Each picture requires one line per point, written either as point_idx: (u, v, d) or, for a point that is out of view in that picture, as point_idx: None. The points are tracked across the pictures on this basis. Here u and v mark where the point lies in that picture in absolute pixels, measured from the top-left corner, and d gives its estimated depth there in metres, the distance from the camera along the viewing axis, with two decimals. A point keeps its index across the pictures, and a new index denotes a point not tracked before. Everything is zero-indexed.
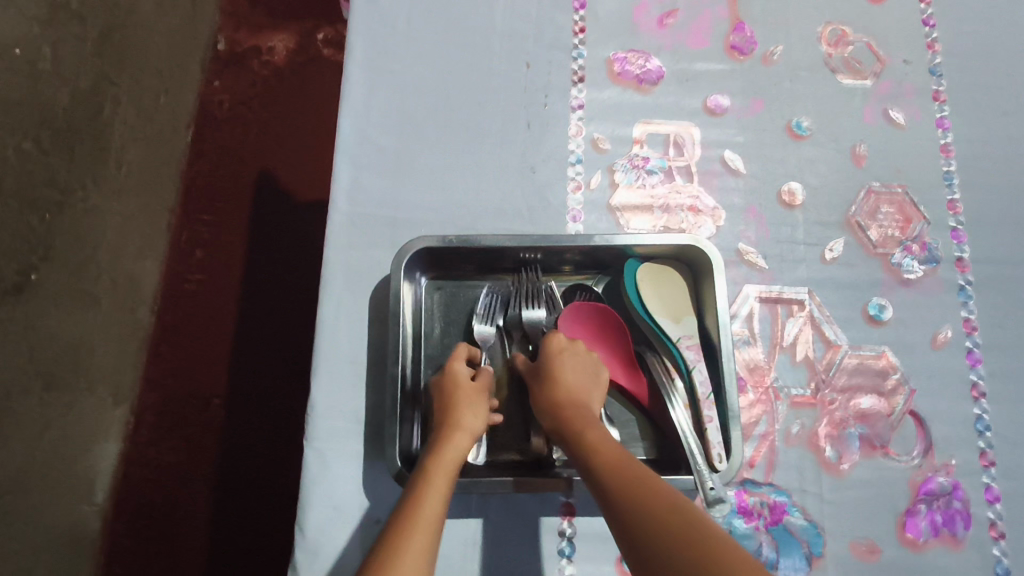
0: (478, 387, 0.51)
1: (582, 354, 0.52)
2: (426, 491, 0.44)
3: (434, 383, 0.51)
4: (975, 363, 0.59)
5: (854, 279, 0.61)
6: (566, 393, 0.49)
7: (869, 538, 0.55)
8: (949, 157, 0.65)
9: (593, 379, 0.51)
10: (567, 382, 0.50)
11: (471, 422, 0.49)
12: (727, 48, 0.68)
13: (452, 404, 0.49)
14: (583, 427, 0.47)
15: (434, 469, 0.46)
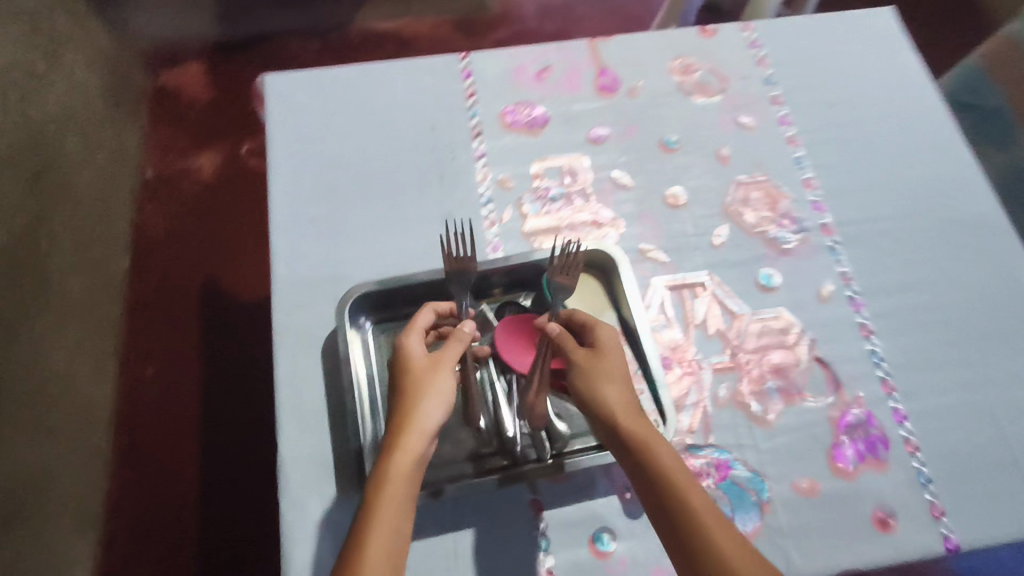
0: (437, 362, 0.53)
1: (618, 350, 0.54)
2: (387, 491, 0.46)
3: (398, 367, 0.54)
4: (858, 307, 0.69)
5: (742, 257, 0.70)
6: (603, 389, 0.52)
7: (808, 476, 0.61)
8: (797, 145, 0.77)
9: (625, 373, 0.53)
10: (607, 378, 0.52)
11: (430, 416, 0.51)
12: (597, 89, 0.80)
13: (410, 394, 0.52)
14: (629, 425, 0.50)
15: (404, 456, 0.48)
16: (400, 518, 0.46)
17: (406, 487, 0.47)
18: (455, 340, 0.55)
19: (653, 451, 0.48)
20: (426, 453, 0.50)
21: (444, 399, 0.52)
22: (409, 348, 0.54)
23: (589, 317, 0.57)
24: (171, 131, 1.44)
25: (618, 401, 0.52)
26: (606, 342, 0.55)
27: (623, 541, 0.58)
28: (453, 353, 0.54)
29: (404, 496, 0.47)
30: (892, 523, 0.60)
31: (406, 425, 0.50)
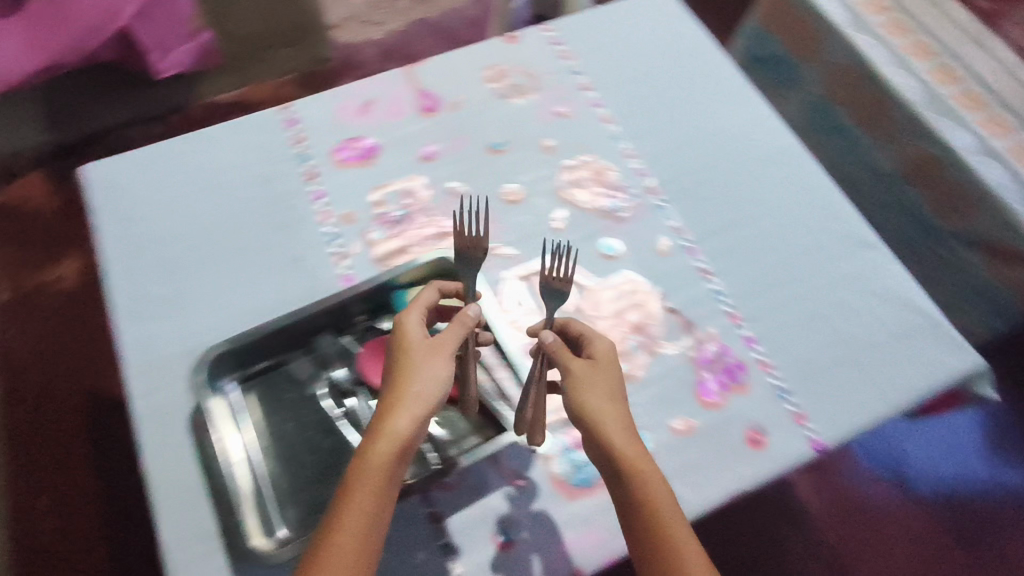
0: (434, 347, 0.54)
1: (614, 364, 0.56)
2: (365, 472, 0.49)
3: (396, 347, 0.54)
4: (694, 254, 0.74)
5: (583, 234, 0.75)
6: (603, 416, 0.52)
7: (682, 417, 0.65)
8: (611, 123, 0.83)
9: (619, 391, 0.55)
10: (607, 404, 0.53)
11: (420, 406, 0.51)
12: (420, 110, 0.83)
13: (403, 375, 0.52)
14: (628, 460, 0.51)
15: (387, 439, 0.50)
16: (370, 521, 0.48)
17: (381, 486, 0.49)
18: (458, 322, 0.55)
19: (652, 495, 0.50)
20: (413, 441, 0.51)
21: (437, 385, 0.52)
22: (409, 327, 0.55)
23: (587, 328, 0.58)
24: (18, 249, 1.36)
25: (620, 437, 0.52)
26: (604, 355, 0.56)
27: (525, 527, 0.60)
28: (453, 337, 0.54)
29: (379, 491, 0.49)
30: (764, 439, 0.64)
31: (394, 404, 0.51)
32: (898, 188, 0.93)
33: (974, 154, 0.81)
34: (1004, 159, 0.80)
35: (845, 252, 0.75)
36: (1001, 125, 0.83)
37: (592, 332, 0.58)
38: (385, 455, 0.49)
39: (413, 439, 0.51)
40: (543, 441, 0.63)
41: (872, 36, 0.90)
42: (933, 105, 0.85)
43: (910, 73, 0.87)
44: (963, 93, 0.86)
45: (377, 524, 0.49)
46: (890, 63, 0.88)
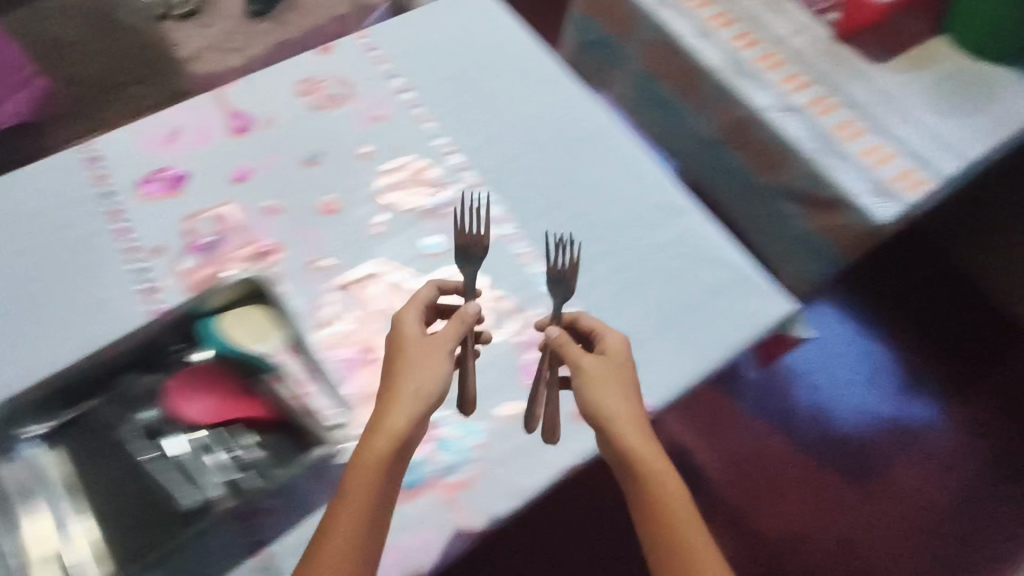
0: (432, 343, 0.54)
1: (625, 360, 0.57)
2: (363, 469, 0.48)
3: (396, 346, 0.54)
4: (516, 240, 0.74)
5: (404, 235, 0.74)
6: (618, 412, 0.53)
7: (509, 403, 0.64)
8: (428, 121, 0.83)
9: (632, 388, 0.56)
10: (623, 401, 0.54)
11: (416, 402, 0.51)
12: (231, 132, 0.81)
13: (403, 368, 0.52)
14: (640, 455, 0.52)
15: (384, 435, 0.49)
16: (364, 522, 0.48)
17: (376, 488, 0.48)
18: (457, 319, 0.56)
19: (667, 495, 0.51)
20: (410, 438, 0.50)
21: (436, 381, 0.52)
22: (409, 324, 0.55)
23: (599, 324, 0.61)
24: None
25: (634, 436, 0.53)
26: (617, 352, 0.58)
27: None
28: (453, 333, 0.55)
29: (374, 492, 0.48)
30: None
31: (391, 400, 0.51)
32: (722, 150, 0.96)
33: (778, 113, 0.85)
34: (803, 115, 0.85)
35: (661, 218, 0.77)
36: (801, 83, 0.87)
37: (603, 328, 0.60)
38: (381, 455, 0.49)
39: (410, 436, 0.50)
40: None
41: (677, 12, 0.93)
42: (736, 72, 0.88)
43: (714, 44, 0.90)
44: (766, 56, 0.89)
45: (370, 530, 0.48)
46: (694, 33, 0.91)
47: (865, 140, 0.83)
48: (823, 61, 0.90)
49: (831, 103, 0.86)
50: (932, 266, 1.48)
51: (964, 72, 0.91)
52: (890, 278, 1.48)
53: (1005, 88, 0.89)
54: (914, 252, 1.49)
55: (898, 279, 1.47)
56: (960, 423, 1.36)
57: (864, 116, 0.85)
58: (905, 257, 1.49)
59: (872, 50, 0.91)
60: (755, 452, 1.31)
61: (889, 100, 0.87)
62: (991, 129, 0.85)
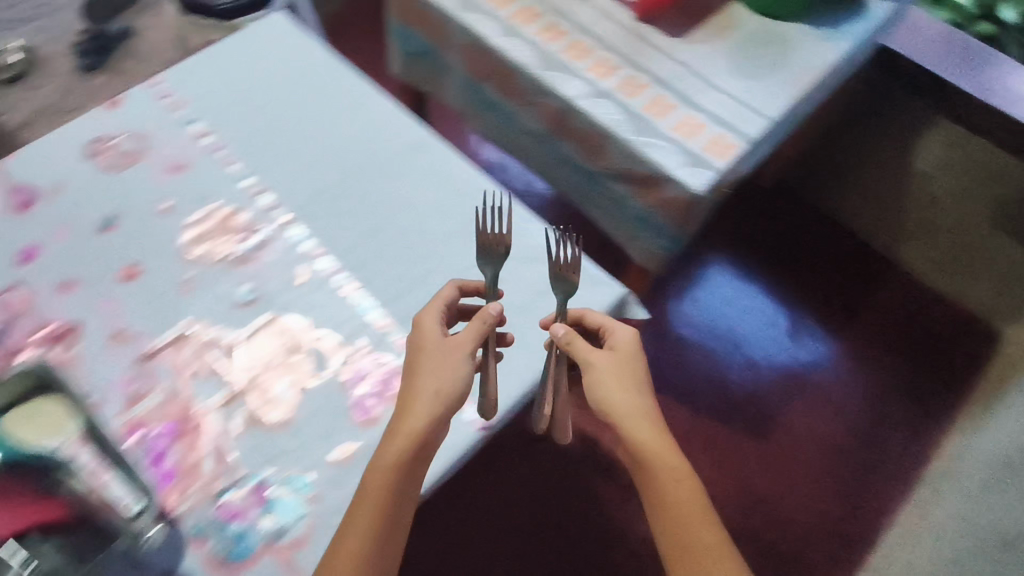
0: (450, 347, 0.60)
1: (634, 351, 0.63)
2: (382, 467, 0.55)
3: (418, 349, 0.61)
4: (335, 273, 0.71)
5: (215, 289, 0.70)
6: (628, 402, 0.59)
7: (340, 446, 0.61)
8: (233, 164, 0.79)
9: (641, 377, 0.62)
10: (629, 392, 0.61)
11: (437, 400, 0.57)
12: (13, 209, 0.74)
13: (426, 369, 0.59)
14: (645, 441, 0.59)
15: (401, 434, 0.56)
16: (379, 517, 0.54)
17: (396, 484, 0.55)
18: (478, 317, 0.61)
19: (675, 475, 0.58)
20: (429, 436, 0.57)
21: (455, 383, 0.58)
22: (429, 325, 0.61)
23: (605, 319, 0.66)
24: None
25: (643, 425, 0.59)
26: (625, 344, 0.64)
27: None
28: (474, 331, 0.60)
29: (391, 489, 0.55)
30: None
31: (410, 402, 0.57)
32: (552, 142, 0.95)
33: (589, 99, 0.86)
34: (613, 97, 0.86)
35: (484, 223, 0.76)
36: (608, 67, 0.89)
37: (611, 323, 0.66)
38: (399, 453, 0.55)
39: (431, 434, 0.57)
40: (193, 525, 0.58)
41: (482, 13, 0.93)
42: (544, 65, 0.89)
43: (520, 40, 0.91)
44: (572, 45, 0.91)
45: (392, 522, 0.55)
46: (500, 32, 0.92)
47: (674, 114, 0.85)
48: (627, 44, 0.92)
49: (640, 82, 0.88)
50: (793, 215, 1.55)
51: (757, 35, 0.95)
52: (758, 234, 1.55)
53: (796, 46, 0.94)
54: (775, 204, 1.57)
55: (767, 233, 1.55)
56: (843, 357, 1.42)
57: (671, 90, 0.88)
58: (768, 210, 1.57)
59: (670, 27, 0.94)
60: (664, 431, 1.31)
61: (693, 72, 0.90)
62: (787, 87, 0.90)
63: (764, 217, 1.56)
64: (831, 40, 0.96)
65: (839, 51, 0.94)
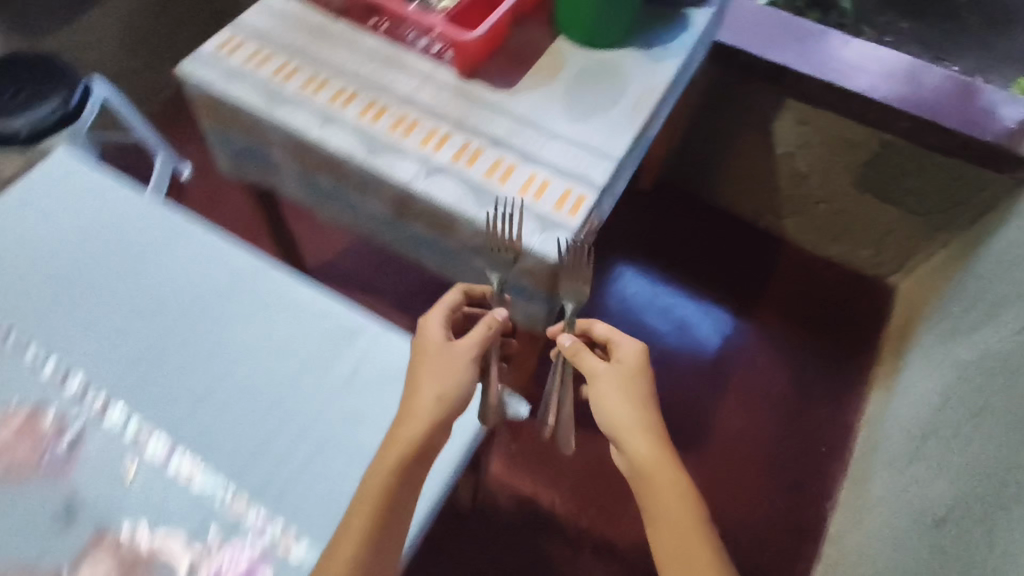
0: (453, 353, 0.67)
1: (636, 366, 0.72)
2: (384, 467, 0.60)
3: (421, 352, 0.68)
4: (168, 457, 0.65)
5: (32, 513, 0.62)
6: (626, 413, 0.68)
7: None
8: (30, 352, 0.70)
9: (642, 393, 0.71)
10: (627, 406, 0.69)
11: (439, 403, 0.63)
12: None
13: (428, 374, 0.65)
14: (641, 451, 0.66)
15: (406, 436, 0.61)
16: (378, 511, 0.59)
17: (392, 485, 0.60)
18: (484, 324, 0.70)
19: (672, 485, 0.64)
20: (428, 442, 0.62)
21: (456, 387, 0.65)
22: (435, 329, 0.69)
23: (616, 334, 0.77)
24: None
25: (645, 437, 0.67)
26: (629, 358, 0.74)
27: None
28: (479, 338, 0.69)
29: (389, 492, 0.60)
30: None
31: (412, 405, 0.64)
32: (400, 224, 0.88)
33: (425, 178, 0.80)
34: (451, 171, 0.81)
35: (334, 352, 0.71)
36: (440, 138, 0.83)
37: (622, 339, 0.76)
38: (401, 454, 0.61)
39: (429, 439, 0.62)
40: None
41: (294, 104, 0.86)
42: (370, 150, 0.82)
43: (340, 126, 0.84)
44: (398, 120, 0.85)
45: (387, 521, 0.59)
46: (314, 121, 0.84)
47: (517, 175, 0.81)
48: (456, 108, 0.87)
49: (475, 147, 0.83)
50: (681, 216, 1.59)
51: (588, 69, 0.92)
52: (653, 243, 1.56)
53: (628, 73, 0.92)
54: (664, 210, 1.60)
55: (661, 240, 1.56)
56: (753, 348, 1.43)
57: (509, 149, 0.83)
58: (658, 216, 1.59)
59: (496, 78, 0.90)
60: (596, 469, 1.25)
61: (529, 124, 0.85)
62: (626, 119, 0.87)
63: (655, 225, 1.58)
64: (661, 58, 0.94)
65: (670, 71, 0.93)
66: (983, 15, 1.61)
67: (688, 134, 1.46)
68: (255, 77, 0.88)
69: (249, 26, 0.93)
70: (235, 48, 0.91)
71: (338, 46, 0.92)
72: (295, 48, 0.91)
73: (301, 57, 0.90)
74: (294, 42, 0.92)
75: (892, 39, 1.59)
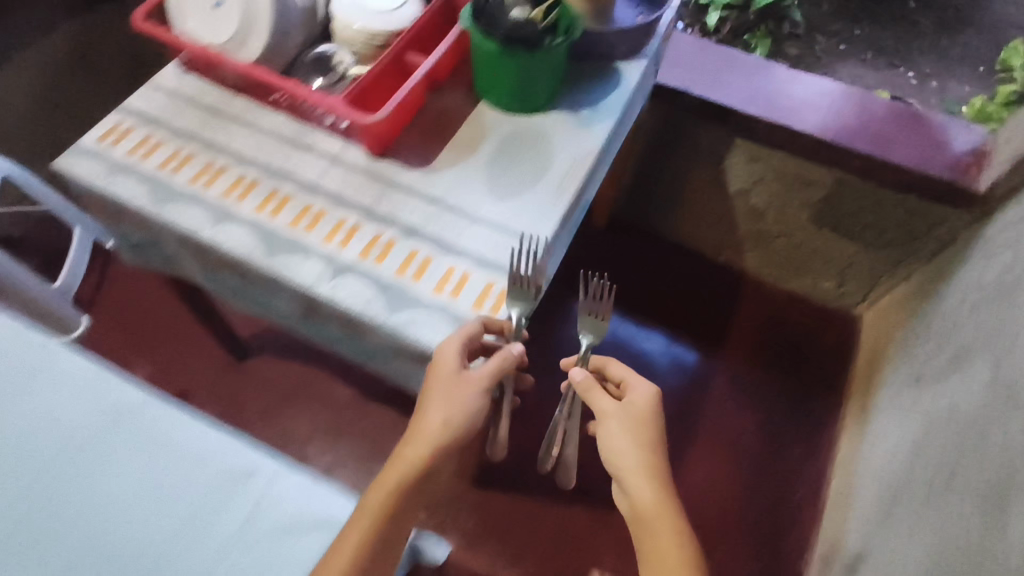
0: (466, 382, 0.68)
1: (644, 408, 0.77)
2: (386, 490, 0.66)
3: (433, 378, 0.68)
4: None
5: None
6: (632, 455, 0.74)
7: None
8: None
9: (647, 435, 0.76)
10: (636, 450, 0.74)
11: (444, 429, 0.68)
12: None
13: (437, 399, 0.68)
14: (648, 495, 0.73)
15: (411, 461, 0.67)
16: (371, 535, 0.63)
17: (392, 502, 0.65)
18: (499, 356, 0.70)
19: (667, 525, 0.72)
20: (434, 461, 0.68)
21: (463, 416, 0.68)
22: (452, 355, 0.66)
23: (629, 374, 0.80)
24: None
25: (649, 479, 0.74)
26: (638, 399, 0.77)
27: None
28: (490, 369, 0.70)
29: (390, 519, 0.65)
30: None
31: (420, 433, 0.68)
32: (313, 322, 0.80)
33: (331, 281, 0.73)
34: (359, 271, 0.73)
35: (225, 501, 0.67)
36: (348, 231, 0.76)
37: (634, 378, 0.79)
38: (401, 481, 0.67)
39: (433, 464, 0.68)
40: None
41: (186, 200, 0.78)
42: (270, 250, 0.74)
43: (237, 224, 0.76)
44: (302, 212, 0.77)
45: (383, 533, 0.64)
46: (209, 220, 0.76)
47: (434, 270, 0.74)
48: (366, 192, 0.79)
49: (387, 240, 0.76)
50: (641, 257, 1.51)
51: (514, 138, 0.86)
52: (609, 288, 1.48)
53: (558, 139, 0.85)
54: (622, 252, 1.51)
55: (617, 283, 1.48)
56: (721, 393, 1.35)
57: (425, 239, 0.76)
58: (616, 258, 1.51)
59: (412, 154, 0.82)
60: (552, 537, 1.20)
61: (447, 208, 0.78)
62: (556, 194, 0.80)
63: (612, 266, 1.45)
64: (593, 121, 0.87)
65: (603, 134, 0.86)
66: (933, 20, 1.57)
67: (643, 170, 1.37)
68: (143, 171, 0.80)
69: (137, 110, 0.85)
70: (122, 137, 0.82)
71: (236, 128, 0.84)
72: (188, 132, 0.83)
73: (195, 143, 0.82)
74: (188, 126, 0.84)
75: (847, 47, 1.54)
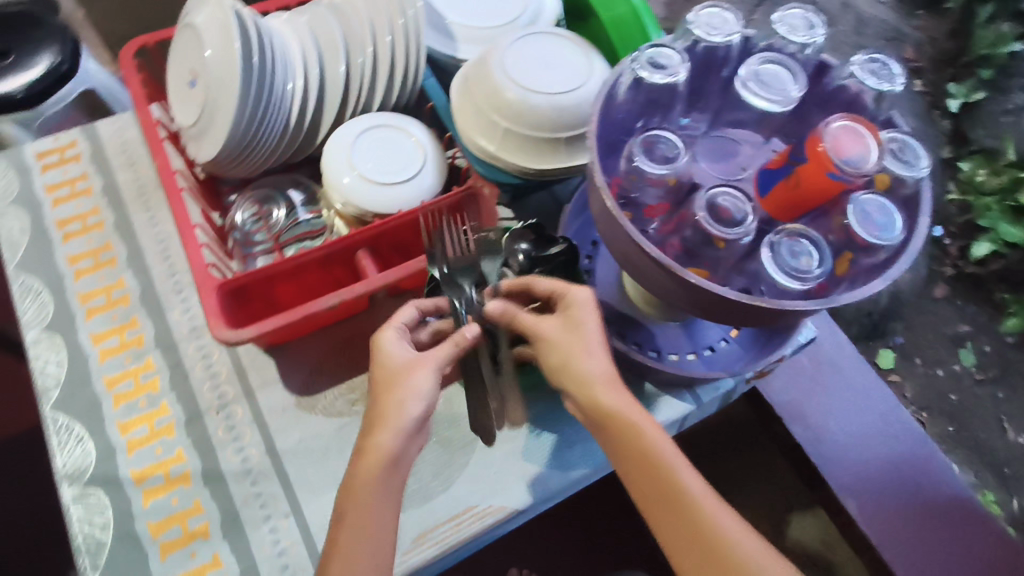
0: (418, 370, 0.47)
1: (590, 323, 0.46)
2: (353, 475, 0.46)
3: (372, 363, 0.49)
4: None
5: None
6: (584, 375, 0.45)
7: None
8: None
9: (598, 343, 0.47)
10: (585, 351, 0.46)
11: (404, 424, 0.46)
12: None
13: (387, 397, 0.47)
14: (605, 406, 0.45)
15: (364, 458, 0.46)
16: (360, 536, 0.45)
17: (380, 499, 0.45)
18: (447, 342, 0.47)
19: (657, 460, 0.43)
20: (404, 453, 0.46)
21: (426, 409, 0.46)
22: (386, 350, 0.48)
23: (557, 284, 0.48)
24: None
25: (613, 397, 0.45)
26: (580, 313, 0.47)
27: None
28: (439, 355, 0.47)
29: (369, 513, 0.45)
30: None
31: (373, 429, 0.46)
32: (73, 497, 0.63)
33: (84, 485, 0.56)
34: (120, 494, 0.56)
35: None
36: (154, 431, 0.59)
37: (564, 284, 0.48)
38: (369, 474, 0.45)
39: (403, 454, 0.46)
40: None
41: (46, 279, 0.65)
42: (61, 401, 0.59)
43: (63, 343, 0.62)
44: (132, 371, 0.61)
45: (385, 536, 0.45)
46: (42, 323, 0.63)
47: (192, 552, 0.54)
48: (212, 390, 0.60)
49: (179, 472, 0.57)
50: (647, 561, 0.89)
51: (436, 419, 0.60)
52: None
53: (479, 457, 0.59)
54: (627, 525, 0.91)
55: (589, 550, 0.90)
56: None
57: (218, 500, 0.56)
58: (609, 539, 0.90)
59: (294, 373, 0.61)
60: None
61: (276, 475, 0.57)
62: (409, 545, 0.55)
63: (603, 548, 0.90)
64: (548, 448, 0.59)
65: (546, 484, 0.58)
66: None
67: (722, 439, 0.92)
68: (43, 216, 0.68)
69: (100, 135, 0.72)
70: (60, 160, 0.71)
71: (164, 216, 0.68)
72: (119, 194, 0.69)
73: (114, 211, 0.68)
74: (126, 184, 0.70)
75: None
